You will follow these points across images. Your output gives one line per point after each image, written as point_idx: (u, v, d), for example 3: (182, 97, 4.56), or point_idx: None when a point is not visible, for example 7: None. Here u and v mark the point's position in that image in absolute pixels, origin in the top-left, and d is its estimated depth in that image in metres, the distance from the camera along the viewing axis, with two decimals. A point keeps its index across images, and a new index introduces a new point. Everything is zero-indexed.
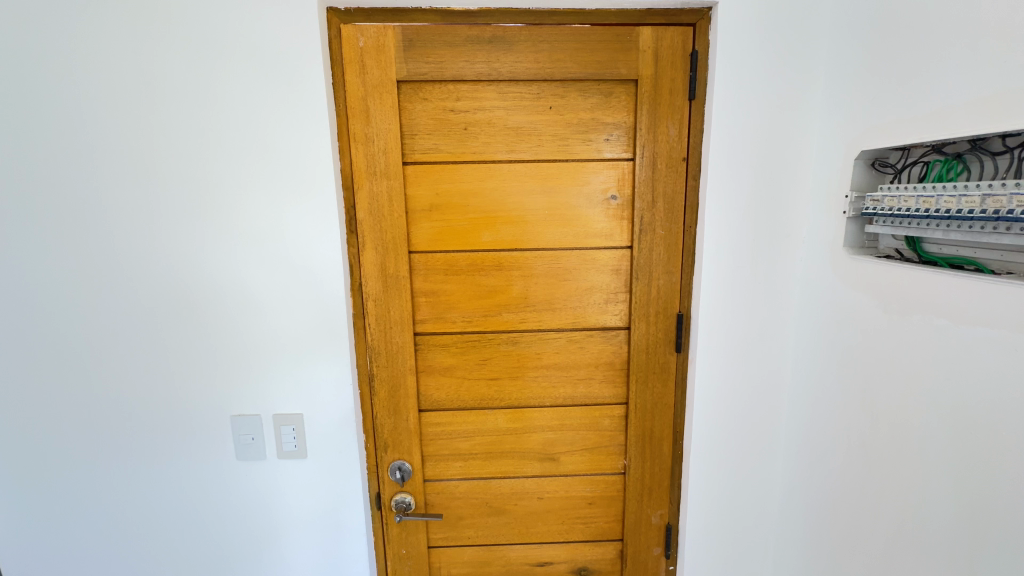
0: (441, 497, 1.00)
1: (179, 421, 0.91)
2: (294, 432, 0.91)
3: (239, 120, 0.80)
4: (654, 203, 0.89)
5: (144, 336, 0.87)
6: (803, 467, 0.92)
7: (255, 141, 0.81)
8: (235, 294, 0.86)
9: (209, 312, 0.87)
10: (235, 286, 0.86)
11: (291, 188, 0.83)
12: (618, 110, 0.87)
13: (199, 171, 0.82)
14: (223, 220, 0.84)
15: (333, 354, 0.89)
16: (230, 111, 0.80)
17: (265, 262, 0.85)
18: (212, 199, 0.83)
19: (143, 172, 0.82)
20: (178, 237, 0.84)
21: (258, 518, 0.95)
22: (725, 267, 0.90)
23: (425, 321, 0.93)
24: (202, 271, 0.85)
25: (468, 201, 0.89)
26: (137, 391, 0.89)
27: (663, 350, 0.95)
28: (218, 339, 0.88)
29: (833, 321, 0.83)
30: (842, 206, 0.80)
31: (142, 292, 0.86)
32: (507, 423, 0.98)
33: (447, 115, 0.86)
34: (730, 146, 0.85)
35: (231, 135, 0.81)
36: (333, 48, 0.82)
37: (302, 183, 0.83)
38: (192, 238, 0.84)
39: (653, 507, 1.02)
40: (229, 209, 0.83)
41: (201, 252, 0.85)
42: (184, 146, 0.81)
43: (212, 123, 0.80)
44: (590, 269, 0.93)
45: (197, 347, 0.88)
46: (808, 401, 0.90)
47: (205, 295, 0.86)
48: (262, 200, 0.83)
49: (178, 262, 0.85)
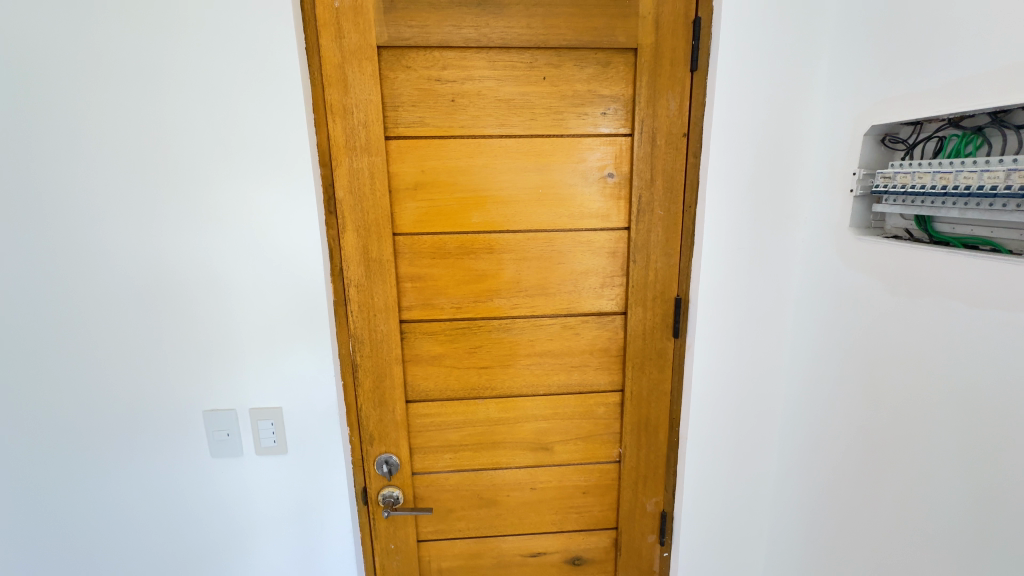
0: (431, 489, 0.96)
1: (150, 420, 0.84)
2: (273, 427, 0.85)
3: (195, 87, 0.72)
4: (652, 181, 0.85)
5: (98, 327, 0.80)
6: (800, 452, 0.91)
7: (224, 114, 0.73)
8: (207, 283, 0.79)
9: (180, 304, 0.80)
10: (208, 275, 0.79)
11: (263, 166, 0.76)
12: (616, 82, 0.82)
13: (162, 148, 0.74)
14: (191, 203, 0.76)
15: (313, 345, 0.83)
16: (193, 80, 0.72)
17: (233, 246, 0.78)
18: (176, 179, 0.75)
19: (88, 146, 0.73)
20: (141, 221, 0.76)
21: (240, 521, 0.90)
22: (725, 249, 0.86)
23: (411, 308, 0.88)
24: (170, 260, 0.78)
25: (456, 180, 0.83)
26: (98, 390, 0.82)
27: (660, 335, 0.92)
28: (191, 331, 0.81)
29: (835, 304, 0.80)
30: (849, 184, 0.76)
31: (98, 281, 0.78)
32: (498, 413, 0.94)
33: (433, 85, 0.79)
34: (733, 121, 0.81)
35: (196, 108, 0.73)
36: (306, 10, 0.75)
37: (276, 161, 0.76)
38: (156, 223, 0.76)
39: (648, 495, 1.00)
40: (198, 191, 0.76)
41: (165, 237, 0.77)
42: (142, 121, 0.73)
43: (172, 95, 0.72)
44: (586, 252, 0.88)
45: (166, 341, 0.81)
46: (807, 386, 0.88)
47: (174, 286, 0.79)
48: (226, 177, 0.76)
49: (140, 249, 0.77)
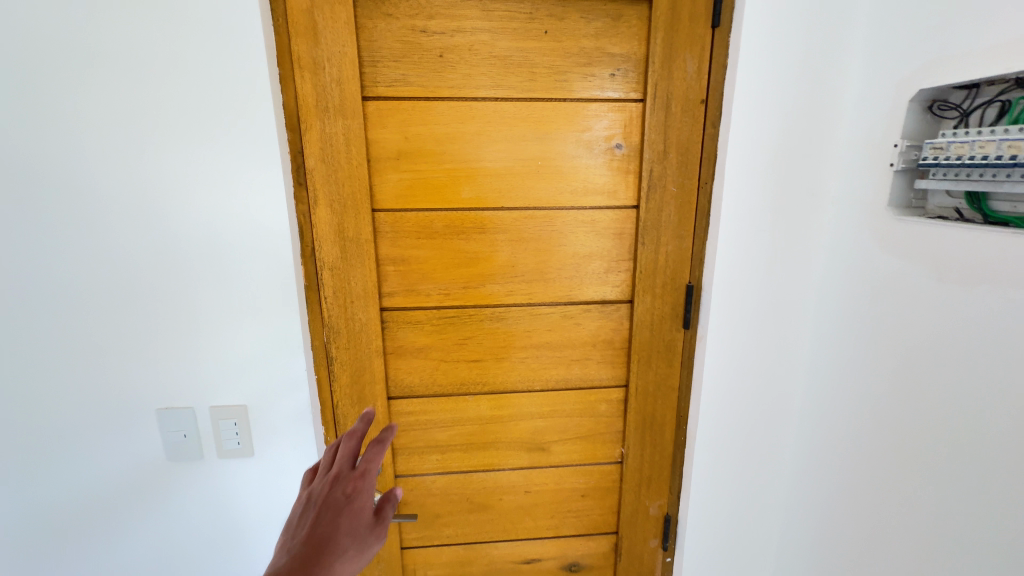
0: (416, 493, 0.88)
1: (87, 428, 0.72)
2: (236, 427, 0.75)
3: (133, 26, 0.60)
4: (665, 154, 0.75)
5: (17, 313, 0.67)
6: (818, 453, 0.84)
7: (171, 65, 0.62)
8: (155, 264, 0.68)
9: (123, 290, 0.68)
10: (156, 257, 0.67)
11: (217, 126, 0.64)
12: (627, 39, 0.72)
13: (91, 101, 0.62)
14: (130, 170, 0.64)
15: (280, 335, 0.73)
16: (131, 23, 0.60)
17: (183, 219, 0.67)
18: (114, 143, 0.63)
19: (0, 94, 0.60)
20: (66, 188, 0.64)
21: (203, 534, 0.80)
22: (744, 231, 0.78)
23: (394, 295, 0.78)
24: (107, 239, 0.66)
25: (444, 149, 0.73)
26: (23, 394, 0.69)
27: (669, 326, 0.83)
28: (138, 321, 0.69)
29: (865, 293, 0.73)
30: (888, 158, 0.68)
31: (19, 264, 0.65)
32: (490, 411, 0.85)
33: (418, 38, 0.69)
34: (757, 86, 0.72)
35: (134, 54, 0.61)
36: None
37: (234, 120, 0.64)
38: (86, 191, 0.64)
39: (651, 498, 0.93)
40: (141, 157, 0.64)
41: (97, 206, 0.65)
42: (67, 66, 0.61)
43: (105, 40, 0.60)
44: (589, 233, 0.79)
45: (107, 334, 0.69)
46: (828, 382, 0.81)
47: (114, 269, 0.67)
48: (174, 138, 0.64)
49: (70, 225, 0.65)
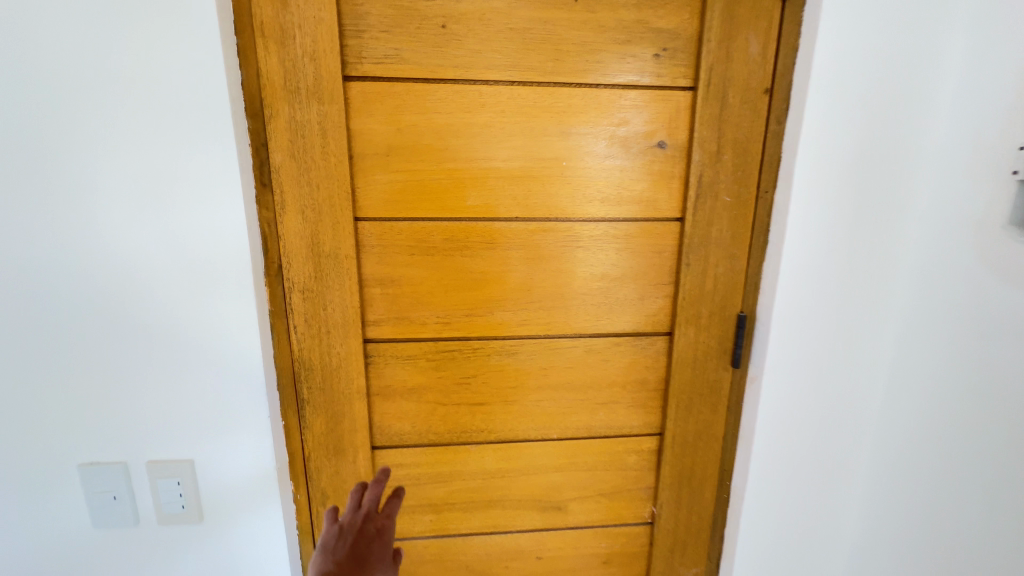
0: (404, 561, 0.73)
1: (9, 475, 0.58)
2: (181, 487, 0.61)
3: None
4: (719, 155, 0.61)
5: None
6: (901, 533, 0.66)
7: (118, 15, 0.48)
8: (105, 273, 0.53)
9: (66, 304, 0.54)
10: (106, 264, 0.53)
11: (155, 105, 0.50)
12: (677, 10, 0.57)
13: None
14: (42, 156, 0.50)
15: (235, 373, 0.58)
16: None
17: (112, 224, 0.52)
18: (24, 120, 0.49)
19: None
20: None
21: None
22: (813, 252, 0.62)
23: (381, 324, 0.63)
24: (23, 242, 0.52)
25: (447, 143, 0.58)
26: None
27: (715, 364, 0.69)
28: (82, 342, 0.55)
29: (976, 336, 0.56)
30: (1011, 163, 0.52)
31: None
32: (496, 463, 0.70)
33: (414, 2, 0.54)
34: (839, 72, 0.57)
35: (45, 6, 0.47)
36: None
37: (176, 97, 0.50)
38: None
39: (686, 566, 0.78)
40: (86, 136, 0.50)
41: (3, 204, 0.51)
42: None
43: None
44: (623, 250, 0.65)
45: (34, 362, 0.55)
46: (918, 446, 0.64)
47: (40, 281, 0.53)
48: (98, 117, 0.50)
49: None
